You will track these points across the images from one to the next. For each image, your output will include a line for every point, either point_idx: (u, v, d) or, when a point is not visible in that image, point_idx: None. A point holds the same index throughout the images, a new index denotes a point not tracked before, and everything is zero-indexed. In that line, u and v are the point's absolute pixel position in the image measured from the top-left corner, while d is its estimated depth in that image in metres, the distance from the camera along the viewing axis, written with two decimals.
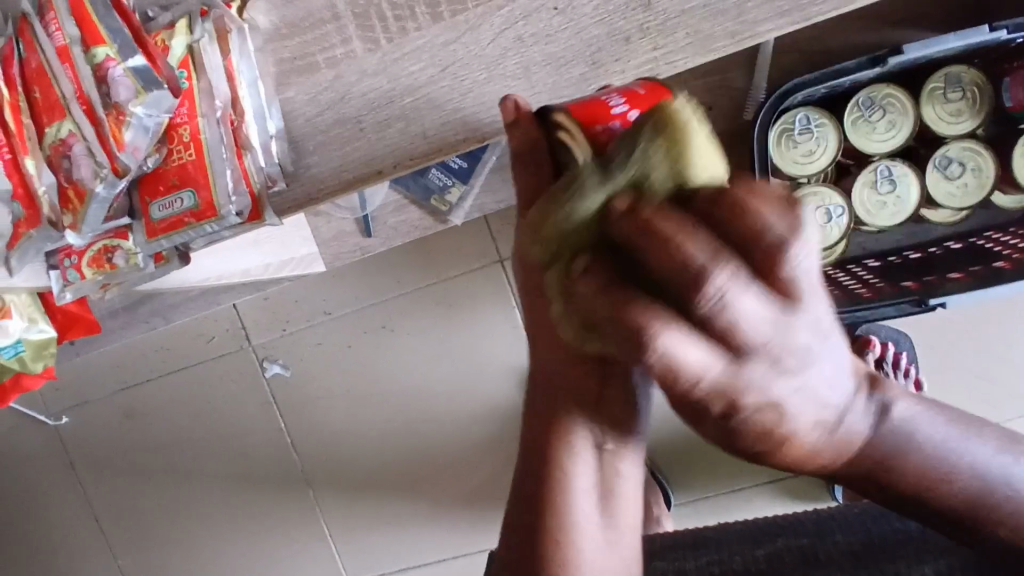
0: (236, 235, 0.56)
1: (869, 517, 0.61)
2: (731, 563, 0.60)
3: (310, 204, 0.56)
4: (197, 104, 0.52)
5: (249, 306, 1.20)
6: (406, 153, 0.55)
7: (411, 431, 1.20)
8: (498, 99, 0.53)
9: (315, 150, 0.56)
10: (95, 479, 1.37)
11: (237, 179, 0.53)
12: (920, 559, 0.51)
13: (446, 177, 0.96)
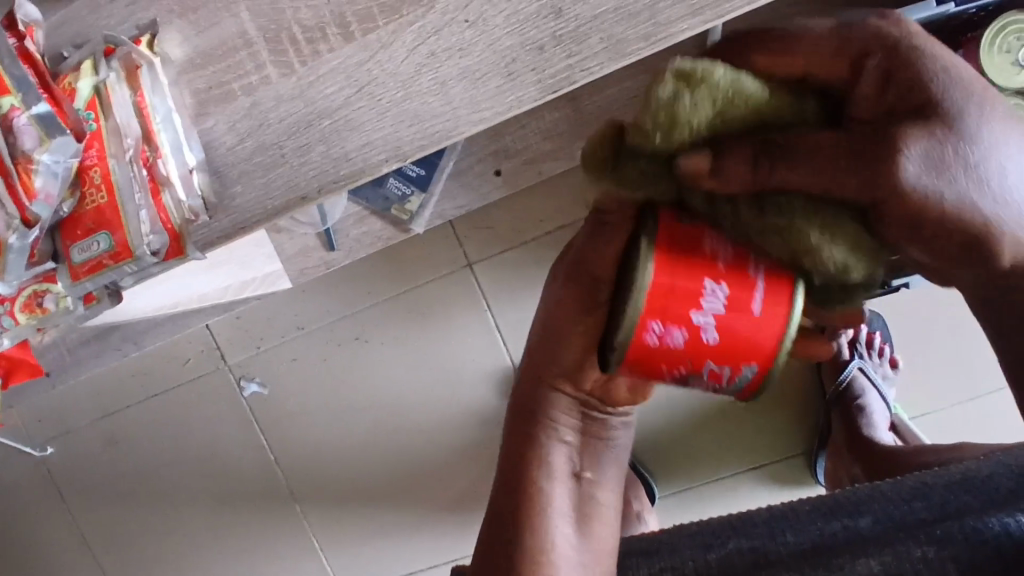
0: (166, 271, 0.56)
1: (821, 513, 0.59)
2: (685, 568, 0.59)
3: (237, 233, 0.56)
4: (107, 144, 0.52)
5: (221, 326, 1.19)
6: (330, 176, 0.54)
7: (394, 441, 1.19)
8: (417, 116, 0.52)
9: (238, 179, 0.55)
10: (83, 507, 1.36)
11: (153, 217, 0.53)
12: (869, 558, 0.51)
13: (404, 186, 0.94)
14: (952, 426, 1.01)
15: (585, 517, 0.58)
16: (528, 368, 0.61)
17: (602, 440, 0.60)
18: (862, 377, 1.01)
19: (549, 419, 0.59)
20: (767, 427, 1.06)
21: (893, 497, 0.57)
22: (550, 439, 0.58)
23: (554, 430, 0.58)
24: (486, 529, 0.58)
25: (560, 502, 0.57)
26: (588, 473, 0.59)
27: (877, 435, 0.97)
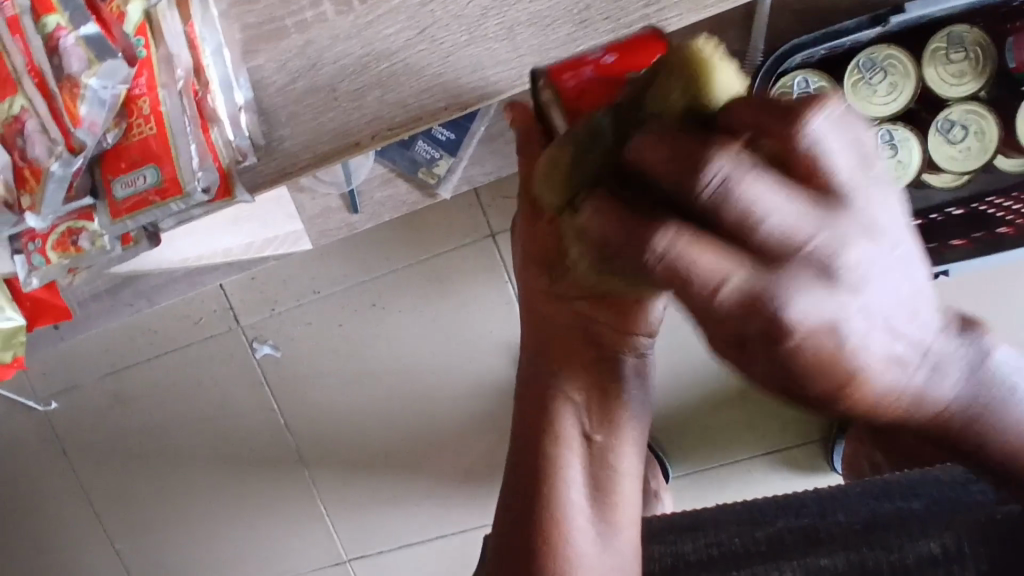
0: (206, 212, 0.56)
1: (871, 492, 0.60)
2: (731, 544, 0.60)
3: (284, 177, 0.56)
4: (157, 73, 0.52)
5: (235, 286, 1.17)
6: (385, 122, 0.54)
7: (406, 410, 1.18)
8: (480, 62, 0.53)
9: (287, 122, 0.56)
10: (87, 463, 1.35)
11: (202, 153, 0.53)
12: (930, 539, 0.51)
13: (433, 150, 0.92)
14: None
15: (598, 482, 0.55)
16: (535, 323, 0.56)
17: (619, 395, 0.54)
18: None
19: (557, 381, 0.54)
20: (785, 412, 1.04)
21: (953, 479, 0.56)
22: (558, 401, 0.54)
23: (559, 390, 0.54)
24: (505, 498, 0.57)
25: (573, 470, 0.54)
26: (601, 436, 0.55)
27: None
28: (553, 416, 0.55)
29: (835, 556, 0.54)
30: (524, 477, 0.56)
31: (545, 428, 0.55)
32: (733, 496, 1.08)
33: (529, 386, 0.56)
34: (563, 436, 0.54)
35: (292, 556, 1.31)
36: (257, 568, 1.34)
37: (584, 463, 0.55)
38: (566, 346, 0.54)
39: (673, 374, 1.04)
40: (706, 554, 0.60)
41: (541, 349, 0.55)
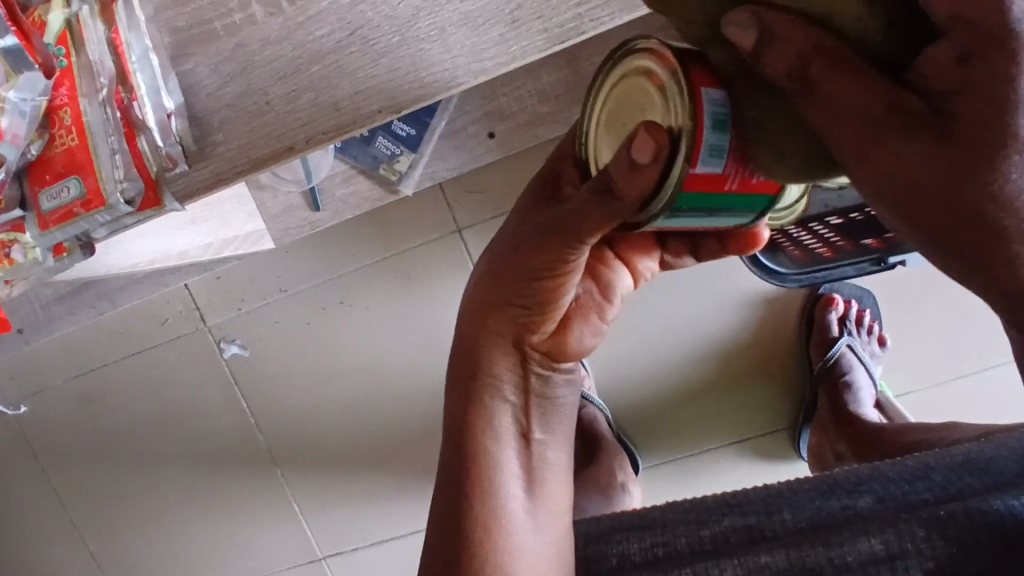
0: (139, 223, 0.56)
1: (818, 496, 0.60)
2: (676, 544, 0.59)
3: (218, 184, 0.56)
4: (77, 82, 0.55)
5: (200, 286, 1.15)
6: (319, 126, 0.55)
7: (378, 407, 1.18)
8: (413, 63, 0.54)
9: (219, 127, 0.56)
10: (58, 467, 1.34)
11: (127, 163, 0.54)
12: (871, 536, 0.51)
13: (393, 145, 0.91)
14: (938, 406, 1.01)
15: (537, 479, 0.55)
16: (467, 326, 0.56)
17: (554, 399, 0.57)
18: (849, 354, 1.00)
19: (492, 380, 0.55)
20: (752, 401, 1.05)
21: (896, 480, 0.58)
22: (495, 398, 0.55)
23: (495, 389, 0.55)
24: (439, 499, 0.55)
25: (512, 466, 0.54)
26: (540, 435, 0.56)
27: (864, 412, 0.98)
28: (485, 416, 0.54)
29: (776, 553, 0.53)
30: (453, 484, 0.54)
31: (480, 425, 0.54)
32: (702, 486, 1.09)
33: (458, 391, 0.56)
34: (497, 437, 0.54)
35: (268, 554, 1.30)
36: (233, 568, 1.33)
37: (524, 460, 0.55)
38: (501, 347, 0.54)
39: (641, 365, 1.05)
40: (650, 555, 0.59)
41: (473, 355, 0.55)
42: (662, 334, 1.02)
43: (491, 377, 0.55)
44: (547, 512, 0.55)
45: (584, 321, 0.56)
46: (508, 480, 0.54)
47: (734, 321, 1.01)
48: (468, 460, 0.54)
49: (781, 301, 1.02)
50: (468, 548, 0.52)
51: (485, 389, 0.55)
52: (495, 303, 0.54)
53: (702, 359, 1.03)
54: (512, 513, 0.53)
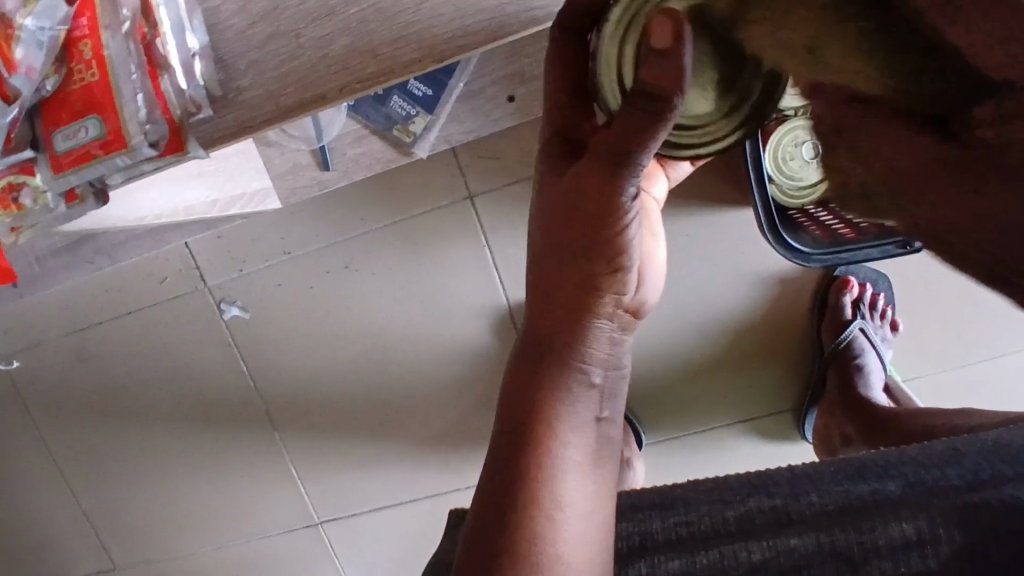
0: (158, 169, 0.55)
1: (845, 476, 0.61)
2: (700, 524, 0.60)
3: (244, 131, 0.55)
4: (99, 15, 0.52)
5: (202, 244, 1.12)
6: (353, 74, 0.54)
7: (380, 374, 1.16)
8: (459, 8, 0.53)
9: (246, 72, 0.55)
10: (50, 422, 1.32)
11: (150, 104, 0.52)
12: (903, 522, 0.52)
13: (408, 105, 0.88)
14: (942, 390, 1.01)
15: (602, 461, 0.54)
16: (550, 289, 0.54)
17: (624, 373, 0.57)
18: (861, 337, 0.98)
19: (572, 352, 0.54)
20: (759, 381, 1.04)
21: (926, 461, 0.58)
22: (577, 380, 0.54)
23: (576, 362, 0.54)
24: (489, 471, 0.53)
25: (583, 450, 0.53)
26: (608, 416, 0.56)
27: (873, 396, 0.97)
28: (562, 389, 0.53)
29: (805, 536, 0.55)
30: (526, 455, 0.51)
31: (552, 404, 0.53)
32: (703, 464, 1.09)
33: (534, 360, 0.54)
34: (573, 414, 0.53)
35: (262, 517, 1.30)
36: (226, 530, 1.33)
37: (592, 442, 0.54)
38: (587, 317, 0.54)
39: (651, 340, 1.03)
40: (672, 535, 0.60)
41: (554, 321, 0.54)
42: (674, 310, 1.01)
43: (574, 358, 0.54)
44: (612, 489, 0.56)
45: (644, 289, 0.58)
46: (581, 459, 0.53)
47: (747, 297, 1.00)
48: (535, 438, 0.52)
49: (796, 281, 1.00)
50: (522, 522, 0.50)
51: (562, 368, 0.53)
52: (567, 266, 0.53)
53: (713, 337, 1.02)
54: (575, 498, 0.52)
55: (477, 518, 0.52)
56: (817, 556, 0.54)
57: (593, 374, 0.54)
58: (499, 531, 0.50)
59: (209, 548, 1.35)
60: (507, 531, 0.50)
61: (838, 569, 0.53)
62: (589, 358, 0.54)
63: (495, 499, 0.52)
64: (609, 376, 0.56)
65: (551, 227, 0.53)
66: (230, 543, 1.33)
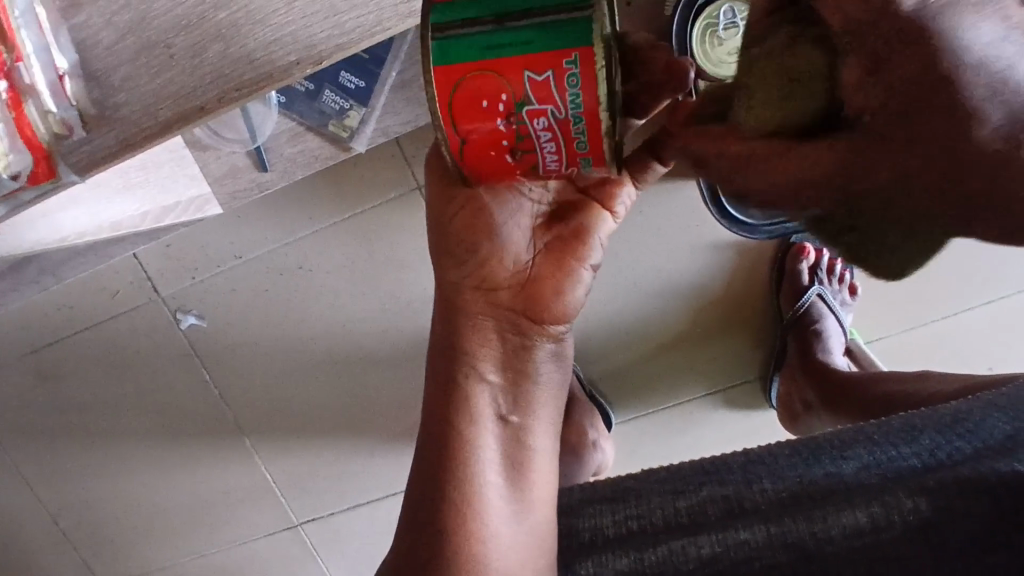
0: (40, 197, 0.55)
1: (800, 461, 0.60)
2: (652, 517, 0.60)
3: (126, 150, 0.53)
4: None
5: (149, 254, 1.09)
6: (232, 82, 0.52)
7: (346, 374, 1.15)
8: (333, 9, 0.51)
9: (121, 87, 0.52)
10: (16, 444, 1.29)
11: (11, 133, 0.51)
12: (854, 509, 0.53)
13: (341, 99, 0.85)
14: (907, 350, 1.01)
15: (513, 464, 0.56)
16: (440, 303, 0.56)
17: (534, 376, 0.56)
18: (819, 302, 1.00)
19: (467, 356, 0.55)
20: (724, 352, 1.04)
21: (881, 440, 0.58)
22: (471, 383, 0.55)
23: (472, 368, 0.55)
24: (411, 484, 0.57)
25: (490, 449, 0.55)
26: (516, 418, 0.56)
27: (831, 360, 0.97)
28: (460, 394, 0.55)
29: (755, 529, 0.56)
30: (430, 462, 0.55)
31: (453, 410, 0.55)
32: (675, 438, 1.09)
33: (435, 369, 0.56)
34: (474, 416, 0.55)
35: (241, 523, 1.29)
36: (207, 539, 1.32)
37: (500, 446, 0.56)
38: (472, 319, 0.54)
39: (613, 319, 1.02)
40: (624, 530, 0.60)
41: (449, 332, 0.56)
42: (633, 288, 0.99)
43: (462, 364, 0.55)
44: (528, 489, 0.56)
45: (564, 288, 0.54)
46: (484, 460, 0.55)
47: (706, 271, 0.98)
48: (441, 450, 0.55)
49: (754, 249, 0.99)
50: (434, 528, 0.53)
51: (456, 375, 0.55)
52: (446, 284, 0.55)
53: (675, 312, 1.01)
54: (489, 504, 0.54)
55: (402, 536, 0.55)
56: (767, 544, 0.54)
57: (492, 375, 0.55)
58: (417, 545, 0.54)
59: (192, 557, 1.35)
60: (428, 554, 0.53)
61: (792, 559, 0.53)
62: (486, 361, 0.55)
63: (412, 505, 0.56)
64: (513, 376, 0.56)
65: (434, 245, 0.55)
66: (212, 551, 1.33)
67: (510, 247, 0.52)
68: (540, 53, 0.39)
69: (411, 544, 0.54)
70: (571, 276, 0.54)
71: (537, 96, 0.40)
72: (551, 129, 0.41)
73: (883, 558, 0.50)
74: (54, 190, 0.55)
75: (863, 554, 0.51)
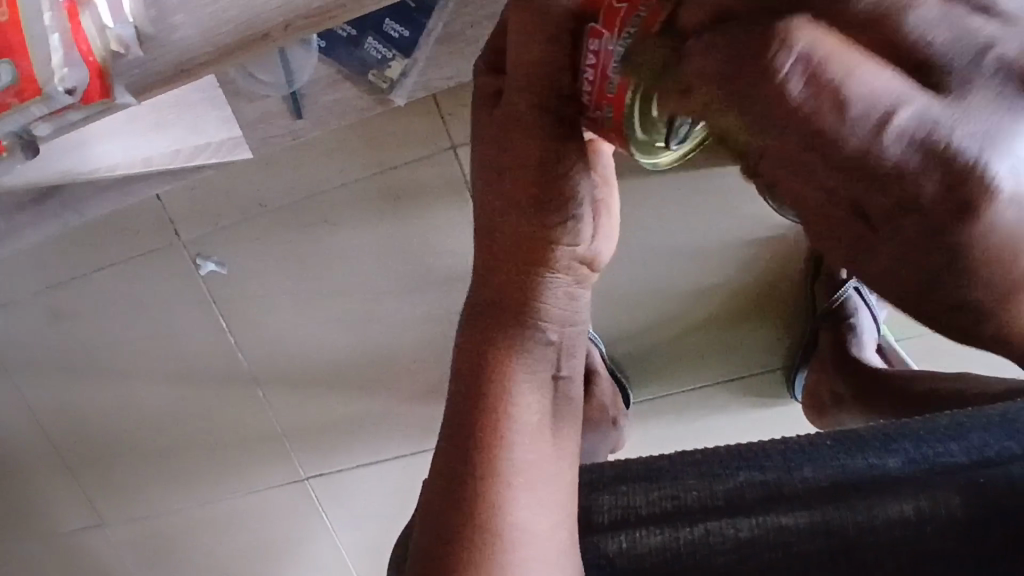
0: (88, 119, 0.54)
1: (842, 450, 0.58)
2: (687, 499, 0.59)
3: (182, 75, 0.53)
4: None
5: (175, 197, 1.08)
6: (299, 11, 0.51)
7: (365, 332, 1.13)
8: None
9: (178, 7, 0.52)
10: (28, 379, 1.29)
11: (67, 44, 0.49)
12: (899, 500, 0.52)
13: (384, 48, 0.82)
14: (936, 351, 0.99)
15: (559, 422, 0.58)
16: (491, 259, 0.54)
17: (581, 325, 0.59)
18: (855, 296, 0.96)
19: (534, 320, 0.55)
20: (751, 340, 1.02)
21: (926, 435, 0.56)
22: (535, 341, 0.56)
23: (536, 329, 0.55)
24: (446, 432, 0.56)
25: (540, 407, 0.56)
26: (564, 371, 0.58)
27: (864, 356, 0.93)
28: (519, 356, 0.55)
29: (799, 514, 0.54)
30: (481, 428, 0.54)
31: (510, 371, 0.55)
32: (692, 422, 1.08)
33: (490, 330, 0.55)
34: (529, 374, 0.56)
35: (249, 473, 1.29)
36: (214, 487, 1.32)
37: (546, 404, 0.57)
38: (542, 280, 0.54)
39: (639, 298, 1.00)
40: (658, 509, 0.59)
41: (505, 290, 0.55)
42: (664, 268, 0.97)
43: (526, 323, 0.55)
44: (562, 445, 0.57)
45: (605, 237, 0.56)
46: (528, 421, 0.55)
47: (739, 257, 0.96)
48: (493, 395, 0.54)
49: (793, 239, 0.95)
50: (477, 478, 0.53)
51: (516, 329, 0.55)
52: (513, 234, 0.52)
53: (704, 295, 0.99)
54: (531, 461, 0.54)
55: (428, 494, 0.55)
56: (807, 532, 0.53)
57: (551, 335, 0.56)
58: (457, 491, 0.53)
59: (197, 503, 1.35)
60: (465, 516, 0.52)
61: (828, 547, 0.52)
62: (551, 319, 0.56)
63: (443, 464, 0.55)
64: (568, 335, 0.57)
65: (501, 187, 0.52)
66: (218, 499, 1.33)
67: (577, 189, 0.51)
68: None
69: (443, 487, 0.54)
70: (606, 227, 0.56)
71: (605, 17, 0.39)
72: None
73: (925, 555, 0.50)
74: (103, 111, 0.54)
75: (909, 550, 0.50)
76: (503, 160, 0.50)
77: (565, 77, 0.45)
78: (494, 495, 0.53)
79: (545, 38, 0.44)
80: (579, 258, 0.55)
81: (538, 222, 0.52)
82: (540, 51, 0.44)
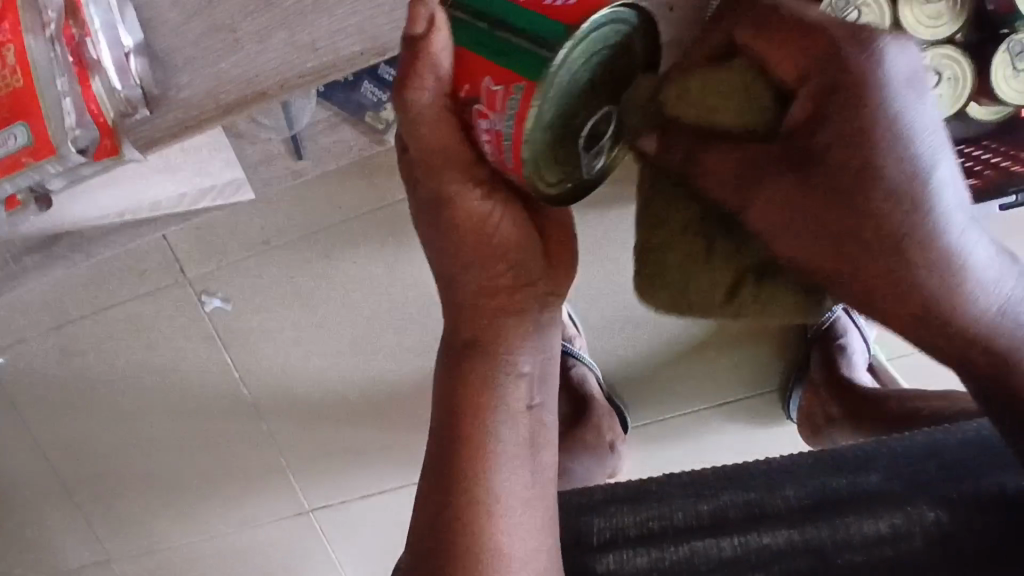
0: (98, 172, 0.58)
1: (820, 468, 0.61)
2: (674, 518, 0.61)
3: (186, 129, 0.58)
4: (23, 20, 0.54)
5: (180, 236, 1.11)
6: (295, 69, 0.56)
7: (365, 365, 1.15)
8: None
9: (184, 68, 0.57)
10: (37, 415, 1.31)
11: (79, 108, 0.54)
12: (877, 517, 0.53)
13: (380, 92, 0.85)
14: (929, 372, 1.01)
15: (539, 449, 0.59)
16: (457, 308, 0.58)
17: (551, 346, 0.60)
18: (844, 318, 0.99)
19: (504, 355, 0.57)
20: (747, 363, 1.03)
21: (902, 454, 0.59)
22: (508, 375, 0.57)
23: (510, 361, 0.57)
24: (430, 471, 0.57)
25: (513, 440, 0.57)
26: (539, 401, 0.59)
27: (854, 375, 0.96)
28: (491, 392, 0.57)
29: (777, 533, 0.56)
30: (455, 461, 0.56)
31: (482, 402, 0.56)
32: (689, 446, 1.09)
33: (461, 370, 0.57)
34: (503, 407, 0.57)
35: (255, 506, 1.30)
36: (220, 521, 1.33)
37: (527, 431, 0.58)
38: (512, 321, 0.57)
39: (635, 324, 1.02)
40: (644, 529, 0.61)
41: (476, 331, 0.58)
42: None
43: (497, 358, 0.57)
44: (543, 472, 0.59)
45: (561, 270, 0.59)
46: (504, 453, 0.56)
47: None
48: (468, 422, 0.56)
49: None
50: (457, 506, 0.55)
51: (487, 366, 0.57)
52: (469, 286, 0.57)
53: (699, 321, 1.01)
54: (512, 488, 0.56)
55: (415, 535, 0.57)
56: (788, 550, 0.55)
57: (523, 367, 0.58)
58: (446, 529, 0.54)
59: (203, 537, 1.36)
60: (455, 551, 0.54)
61: (812, 565, 0.54)
62: (520, 351, 0.58)
63: (429, 500, 0.56)
64: (540, 364, 0.59)
65: (451, 249, 0.56)
66: (224, 533, 1.34)
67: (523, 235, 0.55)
68: (503, 68, 0.42)
69: (434, 520, 0.55)
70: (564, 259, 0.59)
71: (485, 101, 0.44)
72: (489, 132, 0.45)
73: (908, 566, 0.51)
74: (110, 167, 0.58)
75: (888, 566, 0.52)
76: (445, 232, 0.55)
77: (462, 148, 0.49)
78: (477, 523, 0.54)
79: (431, 121, 0.48)
80: (541, 293, 0.58)
81: (492, 270, 0.56)
82: (435, 132, 0.48)
